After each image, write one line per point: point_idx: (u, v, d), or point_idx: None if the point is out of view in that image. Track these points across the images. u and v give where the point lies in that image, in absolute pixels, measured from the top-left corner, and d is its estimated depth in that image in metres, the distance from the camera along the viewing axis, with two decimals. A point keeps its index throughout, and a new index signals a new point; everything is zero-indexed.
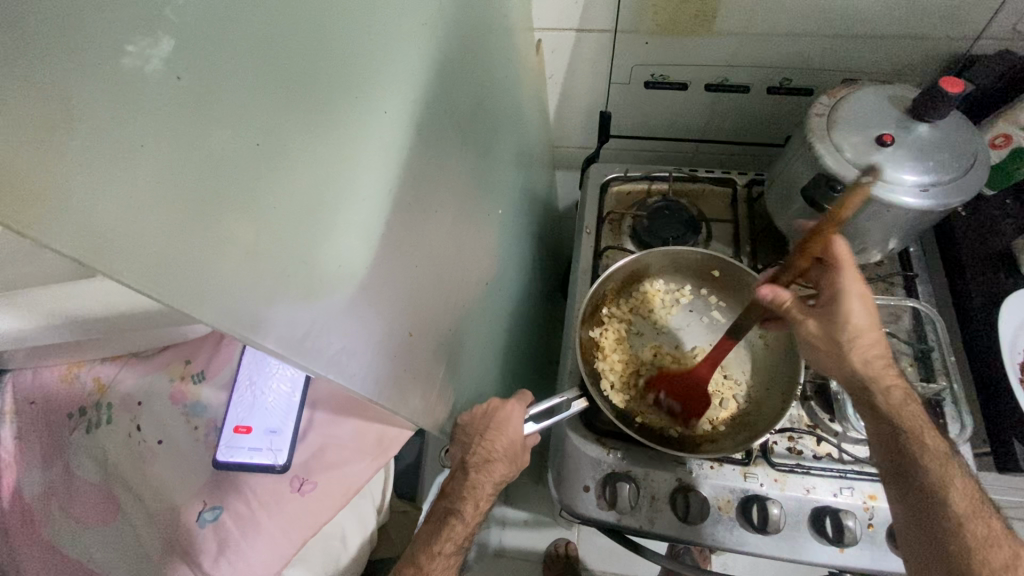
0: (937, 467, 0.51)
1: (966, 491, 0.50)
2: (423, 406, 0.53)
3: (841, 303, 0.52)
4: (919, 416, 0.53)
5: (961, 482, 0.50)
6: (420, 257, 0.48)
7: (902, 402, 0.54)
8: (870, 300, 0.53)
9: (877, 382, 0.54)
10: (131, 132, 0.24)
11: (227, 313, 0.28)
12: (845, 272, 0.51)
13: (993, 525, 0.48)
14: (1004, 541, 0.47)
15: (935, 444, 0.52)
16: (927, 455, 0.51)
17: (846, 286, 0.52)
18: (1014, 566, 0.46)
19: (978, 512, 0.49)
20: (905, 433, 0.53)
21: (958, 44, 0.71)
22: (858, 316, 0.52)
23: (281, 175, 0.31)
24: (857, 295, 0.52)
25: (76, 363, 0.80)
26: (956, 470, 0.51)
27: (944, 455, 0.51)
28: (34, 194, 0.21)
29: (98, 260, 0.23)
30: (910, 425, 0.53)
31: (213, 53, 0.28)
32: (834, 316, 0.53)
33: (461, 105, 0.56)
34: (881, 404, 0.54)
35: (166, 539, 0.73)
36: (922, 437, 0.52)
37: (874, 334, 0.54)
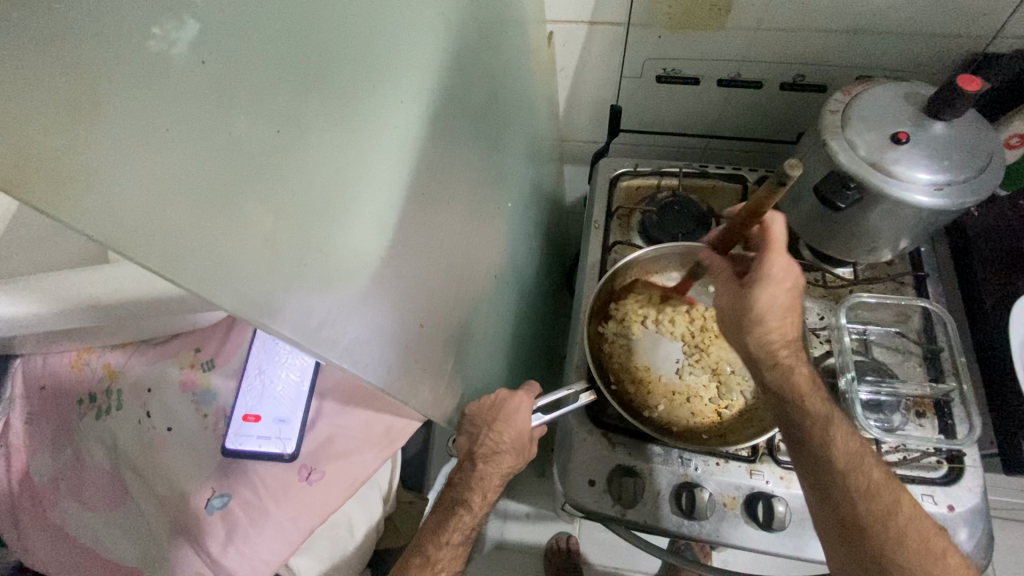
0: (823, 434, 0.51)
1: (849, 447, 0.51)
2: (433, 397, 0.53)
3: (754, 289, 0.50)
4: (804, 385, 0.52)
5: (846, 442, 0.51)
6: (432, 249, 0.48)
7: (790, 374, 0.52)
8: (786, 289, 0.50)
9: (768, 358, 0.52)
10: (157, 117, 0.24)
11: (245, 300, 0.27)
12: (773, 258, 0.49)
13: (874, 476, 0.51)
14: (883, 490, 0.50)
15: (819, 409, 0.52)
16: (812, 423, 0.52)
17: (767, 273, 0.49)
18: (895, 510, 0.50)
19: (860, 464, 0.51)
20: (794, 404, 0.52)
21: (976, 42, 0.70)
22: (767, 306, 0.50)
23: (299, 163, 0.31)
24: (775, 284, 0.49)
25: (85, 350, 0.80)
26: (841, 428, 0.52)
27: (827, 416, 0.52)
28: (61, 178, 0.21)
29: (122, 244, 0.22)
30: (796, 394, 0.52)
31: (233, 38, 0.28)
32: (744, 298, 0.51)
33: (474, 96, 0.56)
34: (770, 377, 0.53)
35: (175, 525, 0.74)
36: (807, 403, 0.52)
37: (780, 318, 0.51)
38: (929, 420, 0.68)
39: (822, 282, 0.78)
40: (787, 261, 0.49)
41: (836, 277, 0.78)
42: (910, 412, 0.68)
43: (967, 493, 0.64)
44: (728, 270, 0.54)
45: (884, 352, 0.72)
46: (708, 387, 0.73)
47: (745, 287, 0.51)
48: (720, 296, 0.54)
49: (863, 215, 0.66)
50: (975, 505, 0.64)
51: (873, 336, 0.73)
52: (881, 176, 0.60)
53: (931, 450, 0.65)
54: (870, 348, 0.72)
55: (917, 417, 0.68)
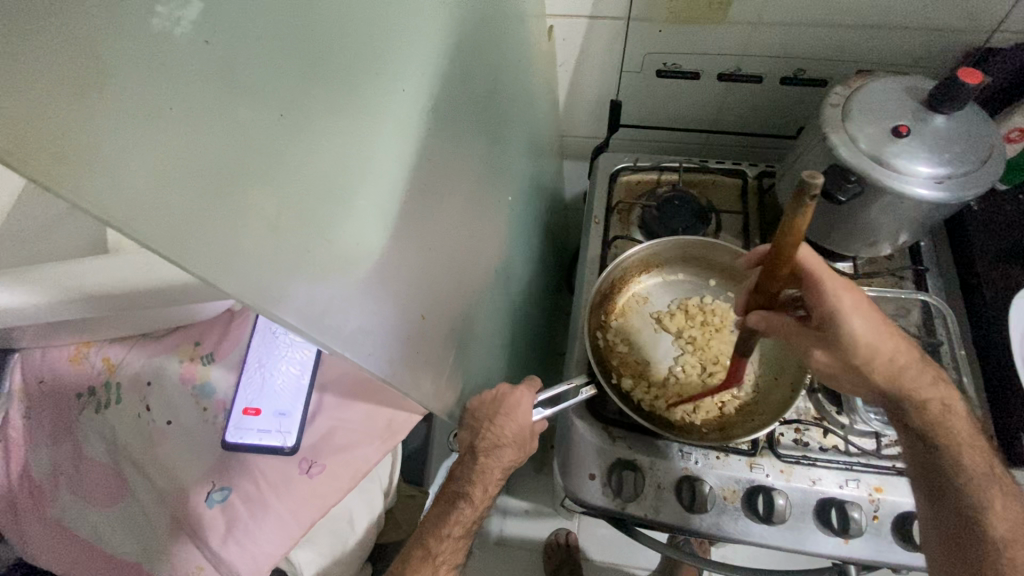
0: (977, 489, 0.49)
1: (1011, 515, 0.48)
2: (434, 389, 0.53)
3: (843, 326, 0.47)
4: (962, 427, 0.51)
5: (1005, 507, 0.48)
6: (434, 240, 0.48)
7: (942, 415, 0.51)
8: (871, 314, 0.48)
9: (917, 397, 0.51)
10: (160, 96, 0.24)
11: (249, 285, 0.27)
12: (829, 291, 0.46)
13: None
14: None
15: (978, 463, 0.50)
16: (966, 475, 0.49)
17: (844, 309, 0.46)
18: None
19: (1020, 533, 0.47)
20: (947, 451, 0.50)
21: (977, 35, 0.70)
22: (864, 335, 0.48)
23: (301, 149, 0.30)
24: (856, 313, 0.47)
25: (84, 344, 0.79)
26: (996, 492, 0.49)
27: (984, 474, 0.49)
28: (64, 153, 0.21)
29: (124, 222, 0.22)
30: (950, 439, 0.50)
31: (237, 20, 0.27)
32: (838, 339, 0.48)
33: (475, 89, 0.56)
34: (918, 421, 0.51)
35: (175, 519, 0.74)
36: (964, 453, 0.50)
37: (889, 340, 0.49)
38: None
39: None
40: (843, 285, 0.47)
41: (835, 271, 0.78)
42: None
43: None
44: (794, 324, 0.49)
45: None
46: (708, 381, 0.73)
47: (833, 331, 0.48)
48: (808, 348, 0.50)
49: (865, 208, 0.66)
50: None
51: None
52: (880, 170, 0.60)
53: None
54: None
55: None
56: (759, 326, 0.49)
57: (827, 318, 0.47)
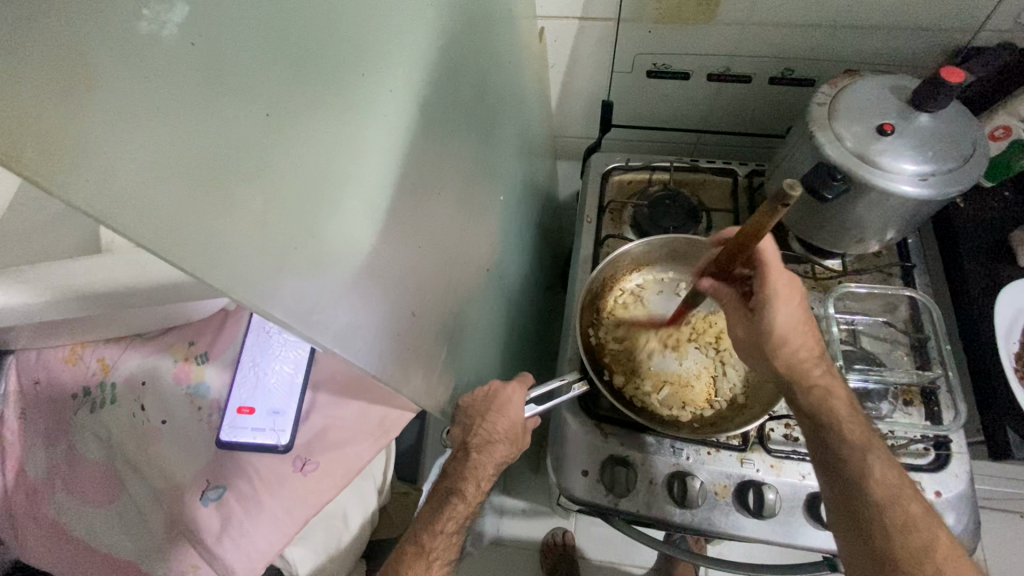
0: (858, 462, 0.52)
1: (887, 478, 0.51)
2: (425, 386, 0.53)
3: (767, 313, 0.50)
4: (840, 403, 0.54)
5: (885, 474, 0.51)
6: (423, 238, 0.48)
7: (825, 395, 0.54)
8: (799, 303, 0.51)
9: (802, 379, 0.54)
10: (148, 95, 0.24)
11: (236, 281, 0.28)
12: (771, 278, 0.49)
13: (913, 508, 0.50)
14: (922, 524, 0.49)
15: (858, 436, 0.53)
16: (849, 450, 0.52)
17: (774, 296, 0.49)
18: (931, 546, 0.48)
19: (899, 497, 0.50)
20: (828, 430, 0.53)
21: (961, 34, 0.71)
22: (785, 325, 0.51)
23: (286, 146, 0.31)
24: (785, 302, 0.50)
25: (79, 345, 0.79)
26: (879, 460, 0.52)
27: (864, 444, 0.52)
28: (53, 151, 0.21)
29: (113, 219, 0.23)
30: (831, 416, 0.53)
31: (223, 22, 0.28)
32: (760, 325, 0.51)
33: (464, 90, 0.56)
34: (804, 402, 0.54)
35: (171, 517, 0.75)
36: (844, 429, 0.53)
37: (800, 332, 0.52)
38: (916, 408, 0.69)
39: (810, 274, 0.79)
40: (782, 277, 0.49)
41: (824, 269, 0.79)
42: (897, 400, 0.69)
43: (953, 480, 0.65)
44: (734, 295, 0.54)
45: (872, 342, 0.73)
46: (700, 377, 0.73)
47: (757, 316, 0.51)
48: (735, 324, 0.55)
49: (851, 205, 0.66)
50: (961, 491, 0.65)
51: (862, 327, 0.74)
52: (865, 168, 0.61)
53: (918, 437, 0.67)
54: (858, 338, 0.73)
55: (904, 405, 0.69)
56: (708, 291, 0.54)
57: (757, 302, 0.51)
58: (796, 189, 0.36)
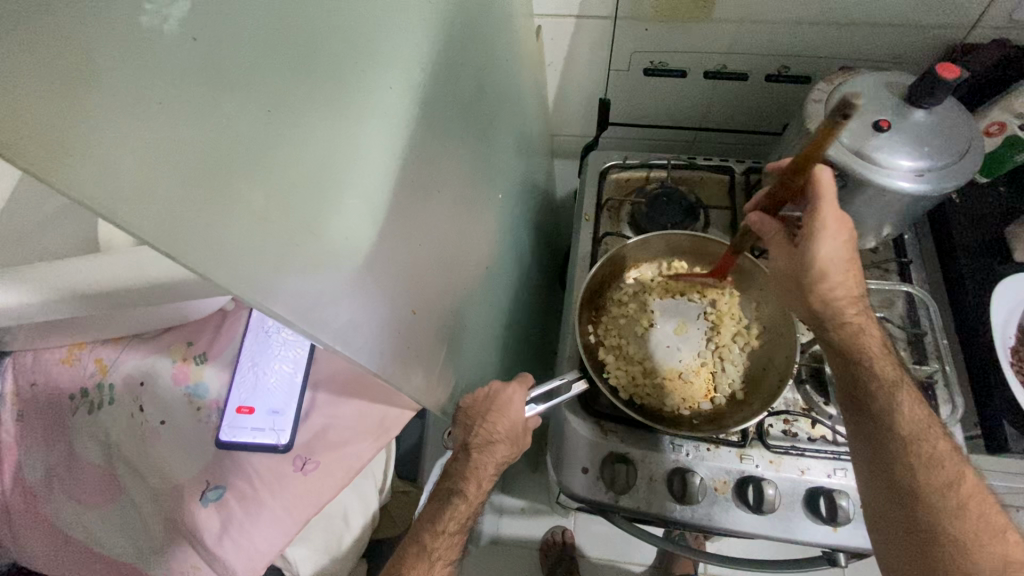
0: (887, 396, 0.53)
1: (916, 415, 0.51)
2: (426, 385, 0.53)
3: (813, 243, 0.51)
4: (874, 345, 0.55)
5: (913, 410, 0.52)
6: (423, 236, 0.48)
7: (856, 334, 0.55)
8: (846, 241, 0.51)
9: (834, 317, 0.55)
10: (149, 91, 0.24)
11: (239, 277, 0.28)
12: (822, 211, 0.50)
13: (939, 444, 0.50)
14: (949, 460, 0.49)
15: (888, 373, 0.53)
16: (879, 385, 0.53)
17: (821, 226, 0.50)
18: (956, 484, 0.48)
19: (927, 434, 0.50)
20: (859, 365, 0.55)
21: (956, 31, 0.71)
22: (829, 258, 0.51)
23: (287, 144, 0.31)
24: (832, 235, 0.50)
25: (77, 346, 0.79)
26: (908, 397, 0.52)
27: (894, 381, 0.53)
28: (55, 144, 0.21)
29: (115, 215, 0.23)
30: (862, 353, 0.54)
31: (222, 17, 0.28)
32: (802, 257, 0.52)
33: (462, 88, 0.56)
34: (836, 338, 0.56)
35: (170, 519, 0.74)
36: (875, 365, 0.54)
37: (844, 271, 0.52)
38: None
39: None
40: (834, 211, 0.50)
41: None
42: None
43: None
44: (783, 234, 0.54)
45: None
46: (699, 373, 0.74)
47: (800, 248, 0.52)
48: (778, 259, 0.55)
49: (849, 201, 0.67)
50: None
51: None
52: (863, 163, 0.61)
53: None
54: None
55: None
56: (756, 227, 0.55)
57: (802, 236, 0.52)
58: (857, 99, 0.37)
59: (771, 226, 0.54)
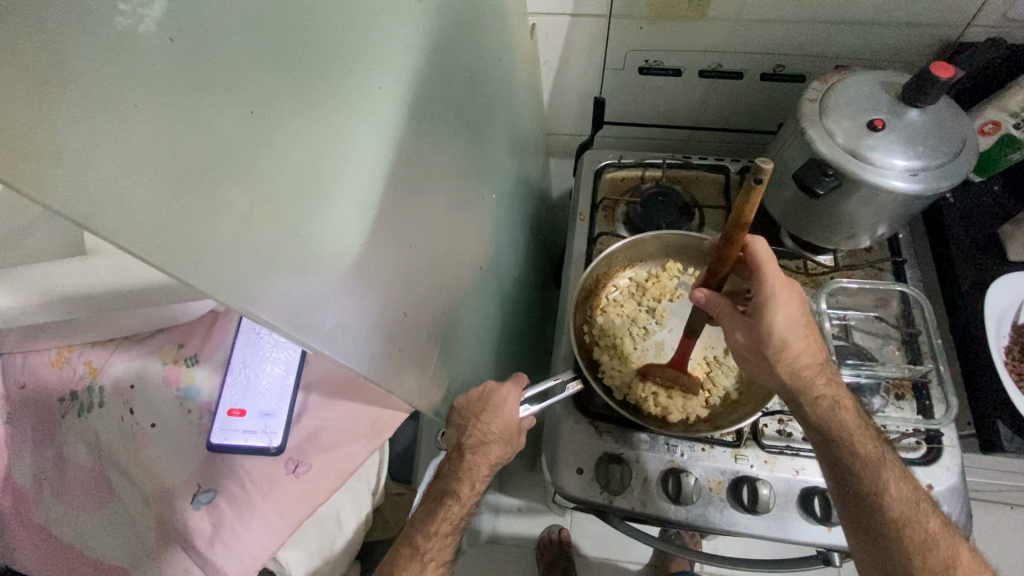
0: (873, 478, 0.52)
1: (904, 495, 0.52)
2: (418, 387, 0.53)
3: (767, 314, 0.50)
4: (851, 420, 0.54)
5: (899, 490, 0.52)
6: (415, 237, 0.48)
7: (834, 410, 0.54)
8: (800, 309, 0.51)
9: (810, 393, 0.54)
10: (127, 91, 0.24)
11: (223, 283, 0.27)
12: (767, 279, 0.49)
13: (930, 522, 0.51)
14: (942, 540, 0.51)
15: (870, 452, 0.53)
16: (863, 466, 0.53)
17: (769, 292, 0.49)
18: (949, 564, 0.50)
19: (916, 514, 0.51)
20: (841, 446, 0.53)
21: (951, 30, 0.71)
22: (785, 328, 0.50)
23: (272, 146, 0.31)
24: (783, 302, 0.50)
25: (66, 347, 0.78)
26: (892, 475, 0.52)
27: (877, 461, 0.53)
28: (28, 148, 0.21)
29: (92, 221, 0.22)
30: (844, 433, 0.53)
31: (202, 17, 0.27)
32: (761, 331, 0.51)
33: (454, 87, 0.56)
34: (813, 415, 0.54)
35: (162, 521, 0.74)
36: (857, 444, 0.53)
37: (805, 338, 0.52)
38: (908, 402, 0.69)
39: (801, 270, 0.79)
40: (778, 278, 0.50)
41: (816, 265, 0.79)
42: (889, 394, 0.69)
43: (945, 473, 0.65)
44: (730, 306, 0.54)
45: (865, 337, 0.73)
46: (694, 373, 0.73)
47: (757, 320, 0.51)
48: (734, 330, 0.54)
49: (844, 200, 0.66)
50: (953, 484, 0.65)
51: (854, 322, 0.74)
52: (857, 164, 0.61)
53: (910, 431, 0.67)
54: (850, 333, 0.73)
55: (896, 400, 0.69)
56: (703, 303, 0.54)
57: (755, 307, 0.51)
58: (764, 164, 0.39)
59: (717, 301, 0.53)
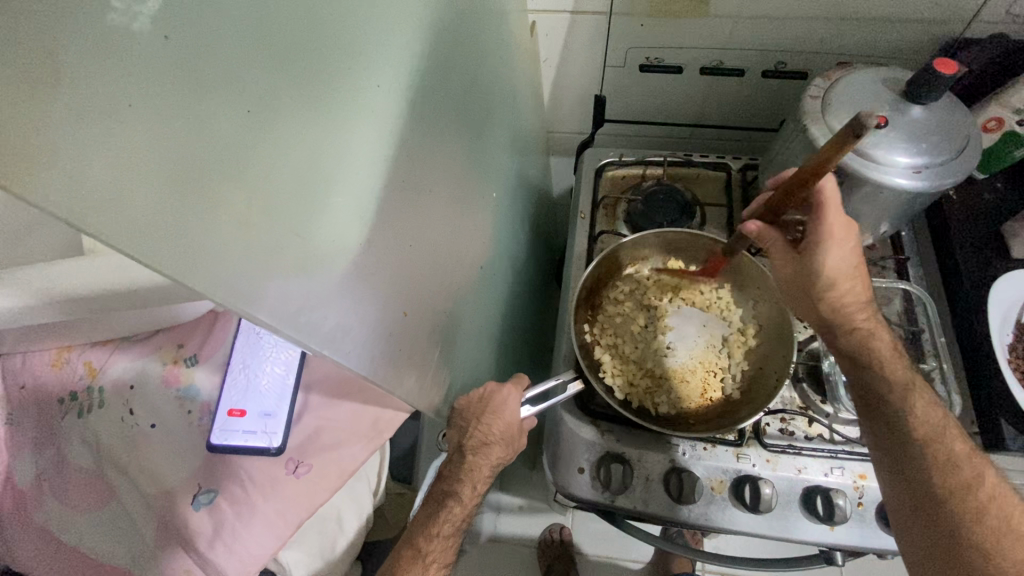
0: (900, 401, 0.51)
1: (930, 416, 0.50)
2: (418, 387, 0.53)
3: (815, 253, 0.51)
4: (886, 346, 0.53)
5: (926, 411, 0.50)
6: (415, 237, 0.47)
7: (869, 338, 0.53)
8: (852, 247, 0.51)
9: (846, 321, 0.54)
10: (121, 93, 0.23)
11: (221, 283, 0.27)
12: (823, 218, 0.50)
13: (957, 446, 0.48)
14: (966, 460, 0.47)
15: (900, 376, 0.52)
16: (890, 388, 0.52)
17: (826, 232, 0.50)
18: (976, 485, 0.46)
19: (942, 435, 0.49)
20: (868, 369, 0.53)
21: (954, 26, 0.71)
22: (833, 267, 0.51)
23: (271, 147, 0.30)
24: (838, 243, 0.51)
25: (65, 347, 0.78)
26: (921, 398, 0.51)
27: (905, 384, 0.51)
28: (21, 151, 0.20)
29: (86, 221, 0.22)
30: (874, 356, 0.53)
31: (197, 17, 0.27)
32: (809, 263, 0.52)
33: (454, 84, 0.55)
34: (845, 343, 0.54)
35: (162, 524, 0.74)
36: (886, 369, 0.52)
37: (850, 277, 0.52)
38: None
39: None
40: (842, 222, 0.50)
41: None
42: None
43: None
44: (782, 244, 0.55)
45: None
46: (696, 372, 0.73)
47: (806, 254, 0.52)
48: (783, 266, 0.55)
49: (846, 199, 0.66)
50: None
51: None
52: (861, 161, 0.61)
53: None
54: None
55: None
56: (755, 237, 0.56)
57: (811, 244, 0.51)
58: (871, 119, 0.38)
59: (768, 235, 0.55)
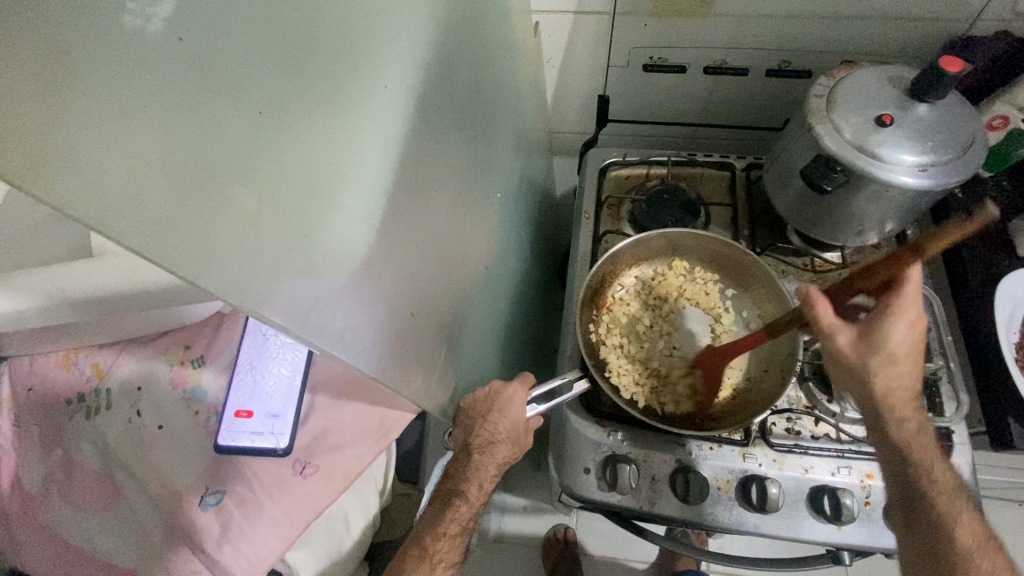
0: (944, 506, 0.49)
1: (970, 528, 0.48)
2: (425, 387, 0.53)
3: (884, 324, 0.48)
4: (929, 444, 0.50)
5: (968, 522, 0.49)
6: (422, 237, 0.48)
7: (915, 433, 0.50)
8: (917, 330, 0.49)
9: (891, 410, 0.50)
10: (134, 93, 0.23)
11: (232, 283, 0.27)
12: (902, 294, 0.48)
13: (998, 562, 0.47)
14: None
15: (943, 478, 0.49)
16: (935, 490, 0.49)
17: (901, 308, 0.48)
18: None
19: (984, 549, 0.48)
20: (913, 465, 0.50)
21: (959, 24, 0.71)
22: (898, 343, 0.48)
23: (280, 146, 0.30)
24: (906, 323, 0.48)
25: (73, 350, 0.78)
26: (960, 506, 0.49)
27: (949, 491, 0.49)
28: (38, 153, 0.20)
29: (101, 222, 0.22)
30: (921, 453, 0.50)
31: (208, 17, 0.27)
32: (874, 337, 0.49)
33: (459, 85, 0.55)
34: (892, 433, 0.51)
35: (169, 524, 0.74)
36: (931, 469, 0.50)
37: (902, 361, 0.49)
38: None
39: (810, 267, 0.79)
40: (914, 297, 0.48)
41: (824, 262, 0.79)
42: None
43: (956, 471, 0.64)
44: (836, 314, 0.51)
45: None
46: None
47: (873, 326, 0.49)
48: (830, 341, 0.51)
49: (851, 198, 0.66)
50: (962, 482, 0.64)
51: None
52: (865, 158, 0.61)
53: None
54: None
55: None
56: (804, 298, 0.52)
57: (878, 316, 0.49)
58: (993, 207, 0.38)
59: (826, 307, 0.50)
